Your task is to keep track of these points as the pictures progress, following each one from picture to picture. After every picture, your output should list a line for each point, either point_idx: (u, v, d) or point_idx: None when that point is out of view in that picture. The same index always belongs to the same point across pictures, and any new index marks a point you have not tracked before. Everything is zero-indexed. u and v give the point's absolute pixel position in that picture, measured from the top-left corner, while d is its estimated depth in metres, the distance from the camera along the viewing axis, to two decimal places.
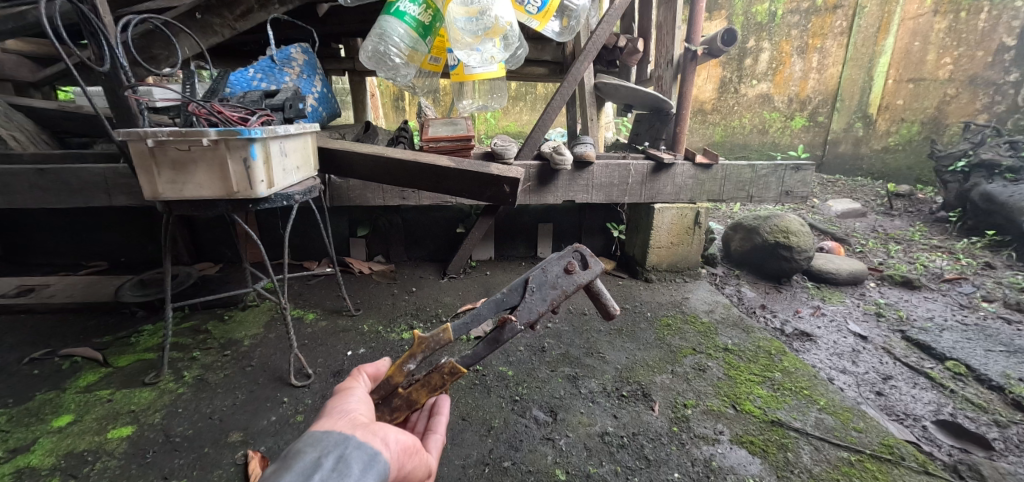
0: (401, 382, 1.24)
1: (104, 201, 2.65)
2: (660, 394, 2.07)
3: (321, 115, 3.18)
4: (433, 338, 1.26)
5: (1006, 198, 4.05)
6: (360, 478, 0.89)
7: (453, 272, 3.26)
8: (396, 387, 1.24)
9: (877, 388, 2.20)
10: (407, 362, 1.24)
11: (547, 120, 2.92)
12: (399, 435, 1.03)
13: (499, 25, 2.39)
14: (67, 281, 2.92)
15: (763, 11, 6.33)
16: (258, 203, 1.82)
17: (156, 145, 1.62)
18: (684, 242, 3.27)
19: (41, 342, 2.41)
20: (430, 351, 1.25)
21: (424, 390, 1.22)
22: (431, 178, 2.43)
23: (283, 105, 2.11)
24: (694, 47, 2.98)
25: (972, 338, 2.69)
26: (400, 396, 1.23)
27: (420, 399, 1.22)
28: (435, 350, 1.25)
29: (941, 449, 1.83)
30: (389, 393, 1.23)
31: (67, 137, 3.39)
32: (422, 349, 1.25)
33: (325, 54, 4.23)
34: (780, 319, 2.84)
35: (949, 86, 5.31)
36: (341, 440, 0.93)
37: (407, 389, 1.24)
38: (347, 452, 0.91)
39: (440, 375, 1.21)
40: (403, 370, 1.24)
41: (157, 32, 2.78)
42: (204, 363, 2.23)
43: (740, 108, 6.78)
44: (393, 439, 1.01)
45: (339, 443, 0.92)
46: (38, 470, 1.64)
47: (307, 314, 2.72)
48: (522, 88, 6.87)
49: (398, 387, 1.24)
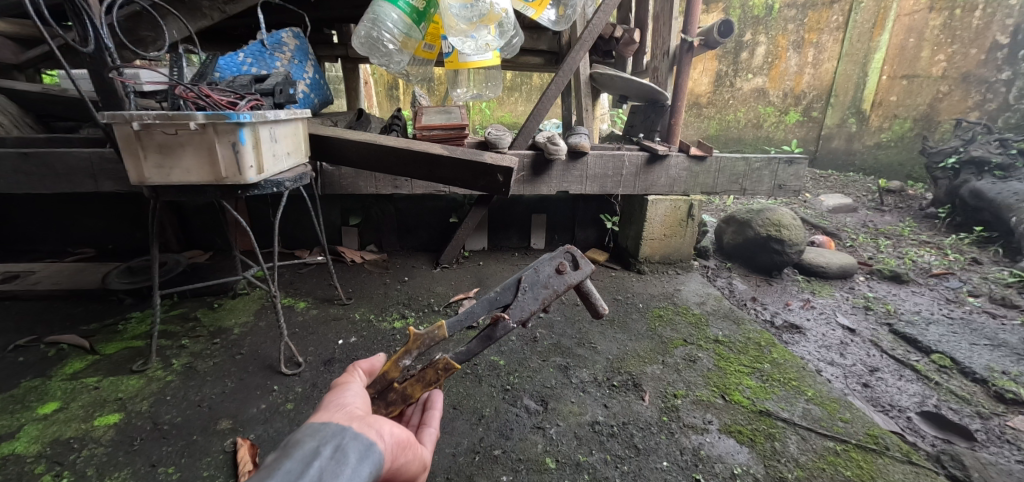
0: (396, 377, 1.23)
1: (90, 186, 2.60)
2: (650, 384, 2.08)
3: (313, 102, 3.14)
4: (428, 334, 1.24)
5: (994, 195, 4.10)
6: (357, 467, 0.88)
7: (446, 262, 3.24)
8: (391, 383, 1.22)
9: (864, 380, 2.23)
10: (402, 358, 1.24)
11: (542, 110, 2.90)
12: (394, 430, 1.02)
13: (494, 12, 2.35)
14: (53, 268, 2.88)
15: (759, 5, 6.28)
16: (247, 189, 1.79)
17: (142, 128, 1.59)
18: (677, 234, 3.27)
19: (26, 329, 2.38)
20: (424, 347, 1.24)
21: (419, 385, 1.21)
22: (424, 166, 2.40)
23: (273, 90, 2.07)
24: (690, 38, 2.96)
25: (958, 331, 2.73)
26: (395, 391, 1.21)
27: (415, 393, 1.21)
28: (430, 346, 1.25)
29: (925, 439, 1.87)
30: (384, 387, 1.22)
31: (52, 120, 3.32)
32: (417, 346, 1.24)
33: (317, 40, 4.17)
34: (770, 312, 2.87)
35: (942, 83, 5.34)
36: (341, 430, 0.92)
37: (402, 384, 1.22)
38: (344, 442, 0.90)
39: (434, 370, 1.22)
40: (398, 366, 1.23)
41: (145, 14, 2.73)
42: (193, 351, 2.21)
43: (735, 102, 6.75)
44: (388, 433, 0.99)
45: (338, 432, 0.91)
46: (24, 457, 1.62)
47: (298, 302, 2.70)
48: (517, 78, 6.84)
49: (393, 382, 1.23)
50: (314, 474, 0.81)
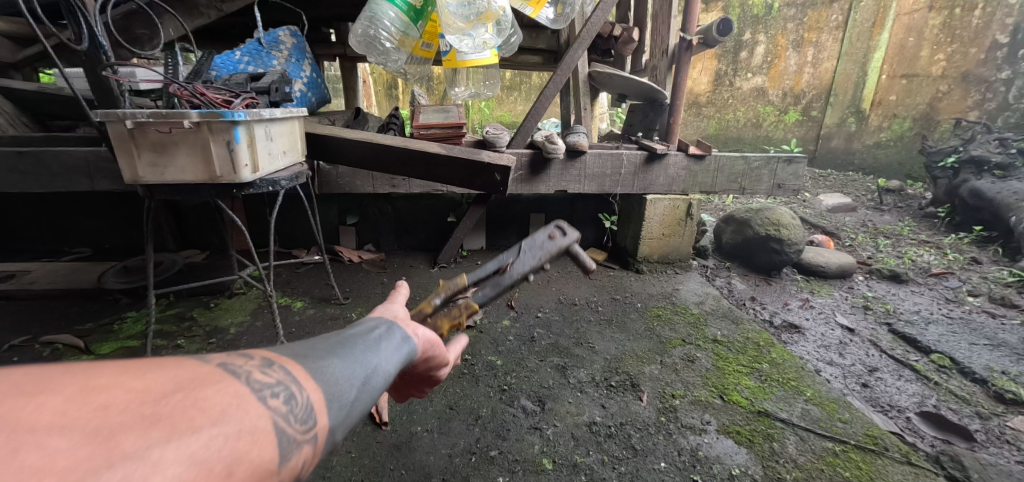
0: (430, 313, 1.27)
1: (86, 185, 2.59)
2: (649, 384, 2.07)
3: (310, 101, 3.12)
4: (453, 281, 1.30)
5: (993, 194, 4.09)
6: (397, 348, 0.89)
7: (444, 262, 3.23)
8: (425, 317, 1.27)
9: (863, 380, 2.22)
10: (434, 297, 1.28)
11: (539, 109, 2.88)
12: (428, 332, 1.02)
13: (492, 10, 2.34)
14: (49, 267, 2.87)
15: (759, 4, 6.36)
16: (242, 188, 1.77)
17: (135, 126, 1.57)
18: (675, 233, 3.26)
19: (21, 329, 2.36)
20: (450, 290, 1.29)
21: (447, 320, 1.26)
22: (421, 165, 2.39)
23: (269, 88, 2.05)
24: (689, 37, 2.94)
25: (957, 331, 2.72)
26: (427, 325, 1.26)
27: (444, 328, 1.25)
28: (455, 291, 1.29)
29: (924, 439, 1.86)
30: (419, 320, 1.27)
31: (48, 119, 3.30)
32: (445, 289, 1.29)
33: (315, 39, 4.15)
34: (769, 311, 2.86)
35: (941, 82, 5.32)
36: (390, 320, 0.95)
37: (434, 320, 1.27)
38: (392, 327, 0.93)
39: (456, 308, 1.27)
40: (432, 304, 1.28)
41: (141, 12, 2.71)
42: (189, 351, 2.20)
43: (734, 101, 6.82)
44: (424, 333, 0.99)
45: (388, 321, 0.95)
46: None
47: (295, 302, 2.69)
48: (517, 77, 6.84)
49: (426, 317, 1.27)
50: (365, 338, 0.85)
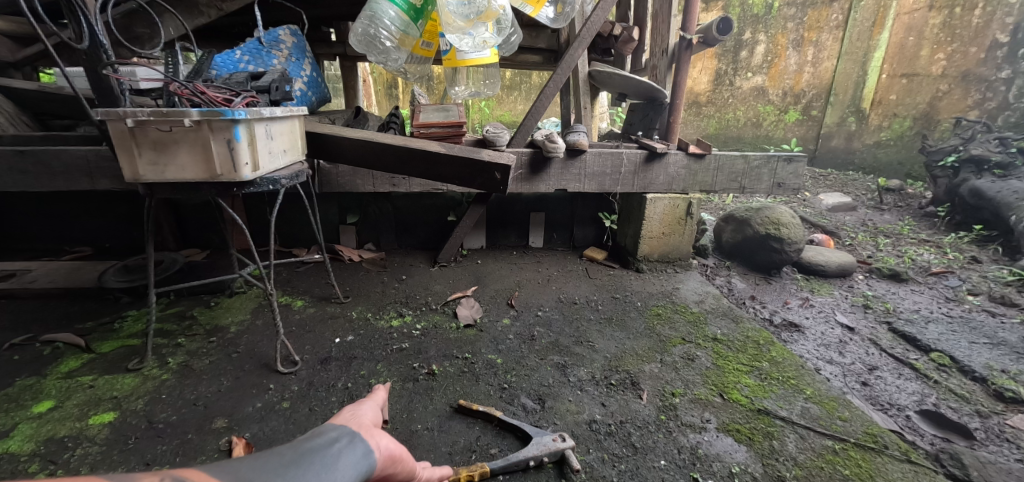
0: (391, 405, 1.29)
1: (86, 184, 2.59)
2: (648, 383, 2.07)
3: (310, 100, 3.12)
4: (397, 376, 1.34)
5: (993, 193, 4.10)
6: (354, 460, 0.92)
7: (444, 260, 3.23)
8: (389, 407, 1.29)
9: (863, 379, 2.22)
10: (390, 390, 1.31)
11: (540, 108, 2.88)
12: (390, 443, 1.05)
13: (492, 9, 2.35)
14: (49, 266, 2.87)
15: (760, 3, 6.32)
16: (242, 186, 1.77)
17: (136, 125, 1.58)
18: (676, 232, 3.25)
19: (21, 328, 2.36)
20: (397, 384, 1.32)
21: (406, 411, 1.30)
22: (421, 164, 2.39)
23: (269, 87, 2.05)
24: (689, 36, 2.94)
25: (957, 330, 2.72)
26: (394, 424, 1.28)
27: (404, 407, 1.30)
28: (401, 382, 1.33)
29: (924, 438, 1.86)
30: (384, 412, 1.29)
31: (48, 118, 3.30)
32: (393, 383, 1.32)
33: (315, 38, 4.15)
34: (769, 310, 2.86)
35: (941, 82, 5.32)
36: (351, 431, 0.99)
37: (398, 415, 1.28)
38: (355, 440, 0.97)
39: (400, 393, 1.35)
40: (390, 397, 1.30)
41: (141, 11, 2.72)
42: (189, 349, 2.20)
43: (734, 101, 6.82)
44: (384, 446, 1.02)
45: (352, 431, 0.99)
46: (17, 456, 1.61)
47: (295, 301, 2.69)
48: (517, 77, 6.84)
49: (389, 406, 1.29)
50: (324, 453, 0.89)
